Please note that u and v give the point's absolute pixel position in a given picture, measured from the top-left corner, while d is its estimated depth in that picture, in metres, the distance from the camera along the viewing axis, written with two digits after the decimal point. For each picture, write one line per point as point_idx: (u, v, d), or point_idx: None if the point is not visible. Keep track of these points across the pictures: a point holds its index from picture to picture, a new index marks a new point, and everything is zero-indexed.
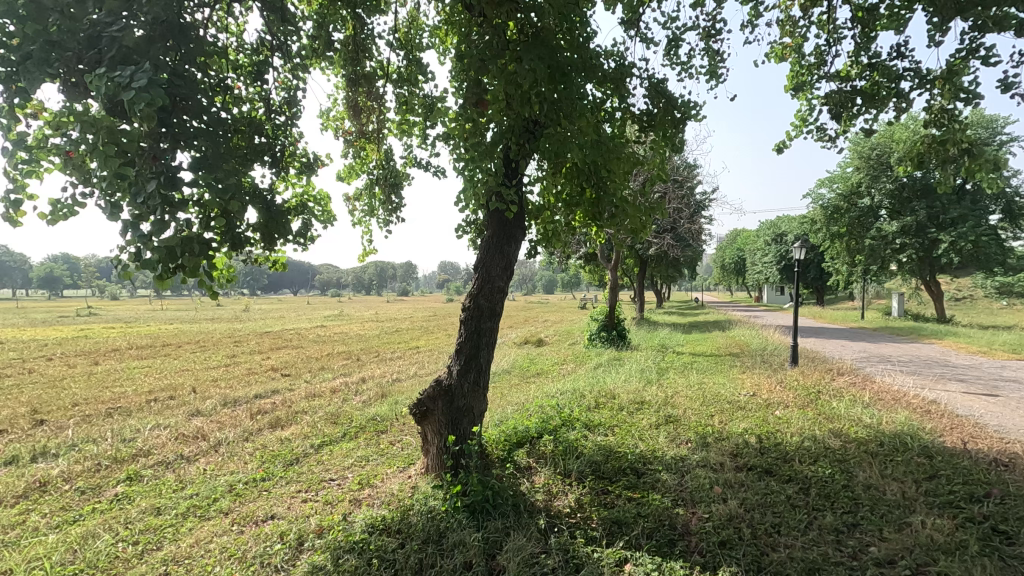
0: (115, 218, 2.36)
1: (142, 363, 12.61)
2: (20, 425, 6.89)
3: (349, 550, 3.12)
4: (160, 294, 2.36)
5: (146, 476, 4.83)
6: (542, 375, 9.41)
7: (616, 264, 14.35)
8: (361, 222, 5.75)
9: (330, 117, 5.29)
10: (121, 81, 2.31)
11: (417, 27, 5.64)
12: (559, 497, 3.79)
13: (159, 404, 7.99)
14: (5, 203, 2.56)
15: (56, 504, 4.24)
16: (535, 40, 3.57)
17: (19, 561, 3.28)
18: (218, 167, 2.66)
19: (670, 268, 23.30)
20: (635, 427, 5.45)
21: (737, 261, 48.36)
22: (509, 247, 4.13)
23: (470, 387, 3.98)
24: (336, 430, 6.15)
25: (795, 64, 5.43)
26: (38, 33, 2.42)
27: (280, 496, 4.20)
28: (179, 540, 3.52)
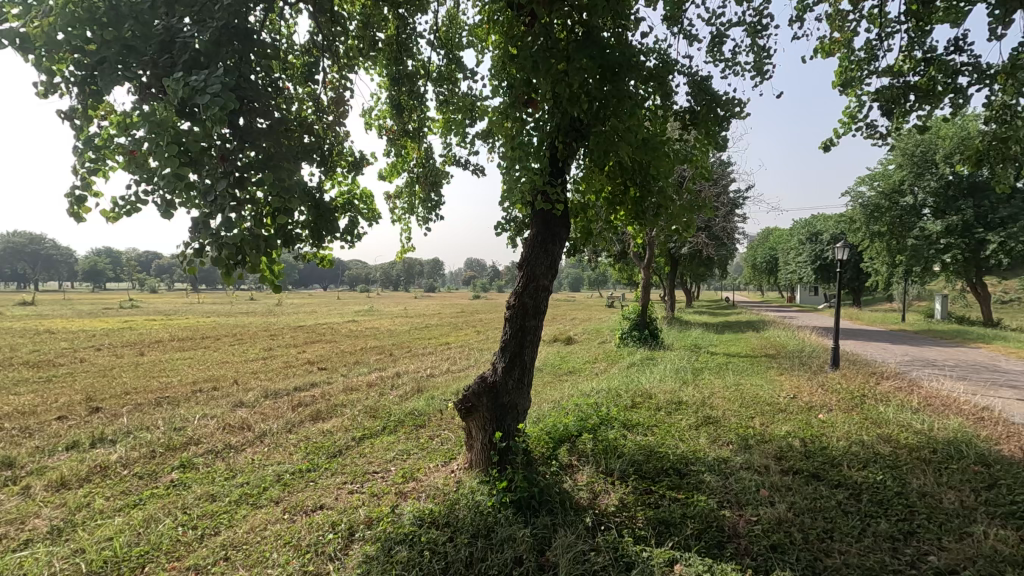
0: (169, 215, 2.42)
1: (185, 354, 13.04)
2: (78, 411, 7.23)
3: (400, 542, 3.19)
4: (224, 289, 2.43)
5: (198, 464, 5.02)
6: (575, 373, 9.40)
7: (648, 262, 14.21)
8: (401, 220, 5.84)
9: (372, 116, 5.38)
10: (195, 85, 2.41)
11: (457, 25, 5.68)
12: (603, 496, 3.81)
13: (204, 395, 8.25)
14: (72, 199, 2.71)
15: (117, 488, 4.45)
16: (584, 38, 3.56)
17: (91, 541, 3.45)
18: (280, 167, 2.72)
19: (702, 267, 22.96)
20: (675, 427, 5.42)
21: (769, 261, 47.34)
22: (554, 245, 4.12)
23: (514, 384, 4.02)
24: (376, 423, 6.28)
25: (844, 60, 5.30)
26: (116, 38, 2.54)
27: (327, 487, 4.31)
28: (235, 527, 3.65)
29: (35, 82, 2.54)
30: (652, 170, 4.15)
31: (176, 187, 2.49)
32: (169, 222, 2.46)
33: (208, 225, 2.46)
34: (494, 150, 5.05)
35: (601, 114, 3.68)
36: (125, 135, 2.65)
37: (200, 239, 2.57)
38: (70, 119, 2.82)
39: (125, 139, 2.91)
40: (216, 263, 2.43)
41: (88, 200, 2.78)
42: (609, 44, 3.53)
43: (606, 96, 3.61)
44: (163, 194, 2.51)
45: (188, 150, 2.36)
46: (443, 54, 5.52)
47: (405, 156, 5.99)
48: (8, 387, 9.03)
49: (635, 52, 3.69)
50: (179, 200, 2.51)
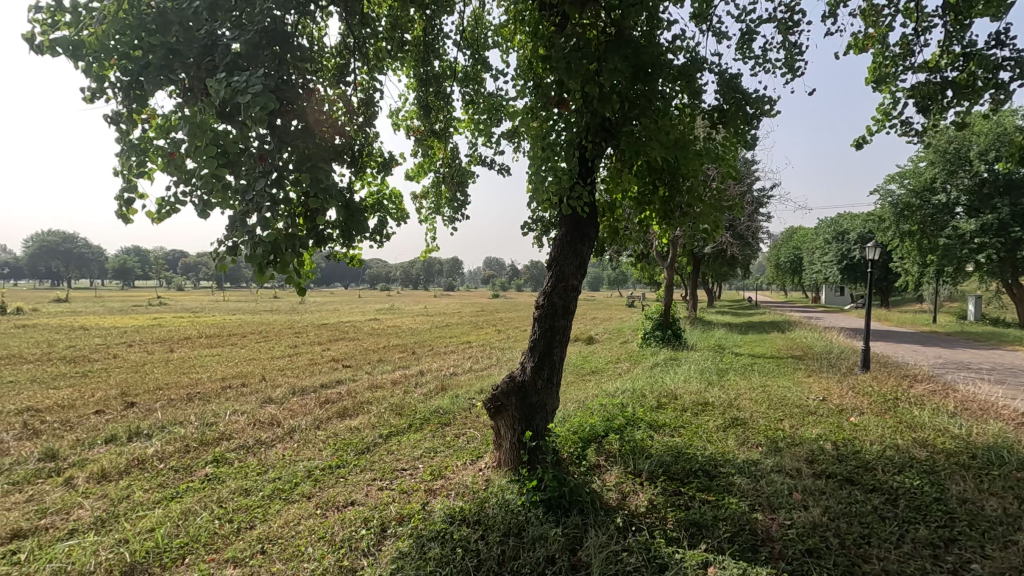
0: (207, 214, 2.47)
1: (213, 351, 13.32)
2: (114, 406, 7.44)
3: (433, 539, 3.22)
4: (256, 287, 2.46)
5: (231, 459, 5.13)
6: (598, 373, 9.38)
7: (671, 262, 14.09)
8: (428, 220, 5.88)
9: (400, 117, 5.43)
10: (237, 86, 2.47)
11: (482, 26, 5.69)
12: (632, 497, 3.80)
13: (233, 391, 8.42)
14: (120, 201, 2.83)
15: (155, 481, 4.58)
16: (617, 39, 3.56)
17: (133, 532, 3.57)
18: (317, 167, 2.75)
19: (725, 266, 22.67)
20: (702, 428, 5.37)
21: (793, 261, 46.53)
22: (583, 245, 4.11)
23: (543, 384, 4.03)
24: (402, 420, 6.35)
25: (878, 56, 5.18)
26: (161, 43, 2.61)
27: (356, 483, 4.38)
28: (270, 521, 3.72)
29: (84, 87, 2.62)
30: (681, 169, 4.11)
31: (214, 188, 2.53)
32: (207, 221, 2.52)
33: (243, 223, 2.50)
34: (520, 150, 5.05)
35: (632, 113, 3.66)
36: (167, 137, 2.72)
37: (235, 238, 2.62)
38: (116, 123, 2.91)
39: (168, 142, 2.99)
40: (249, 261, 2.46)
41: (135, 202, 2.89)
42: (642, 43, 3.51)
43: (637, 97, 3.59)
44: (202, 194, 2.58)
45: (226, 150, 2.40)
46: (469, 54, 5.52)
47: (431, 156, 6.03)
48: (47, 381, 9.34)
49: (664, 51, 3.65)
50: (218, 201, 2.57)
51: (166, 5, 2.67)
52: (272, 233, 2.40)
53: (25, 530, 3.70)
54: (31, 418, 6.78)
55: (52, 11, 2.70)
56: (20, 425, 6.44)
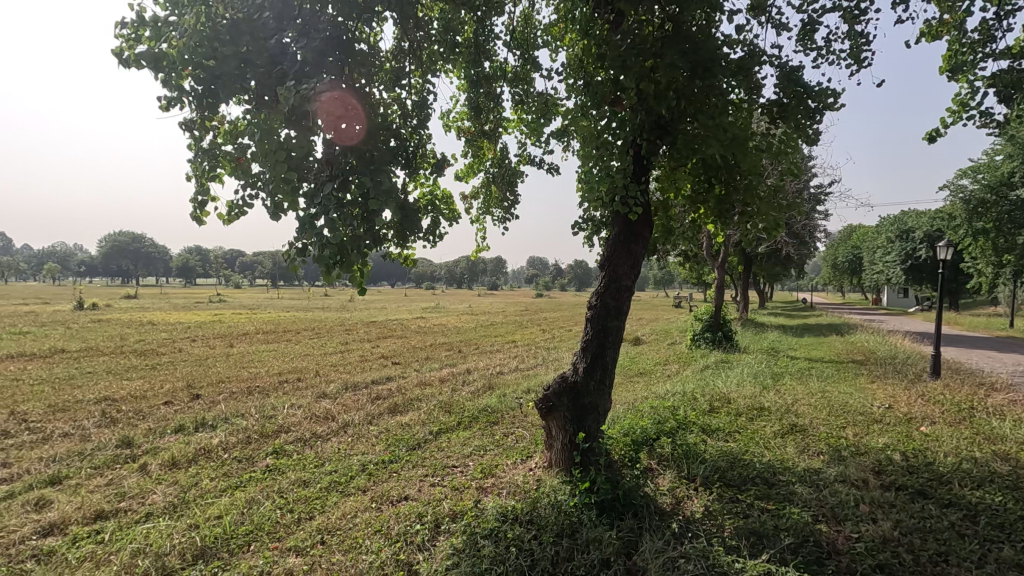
0: (278, 217, 2.60)
1: (269, 346, 13.87)
2: (181, 397, 7.87)
3: (486, 537, 3.25)
4: (324, 286, 2.56)
5: (290, 451, 5.33)
6: (646, 375, 9.22)
7: (722, 262, 13.70)
8: (477, 219, 5.92)
9: (450, 118, 5.49)
10: (307, 93, 2.55)
11: (532, 25, 5.68)
12: (687, 503, 3.71)
13: (290, 385, 8.76)
14: (194, 204, 3.01)
15: (221, 470, 4.81)
16: (674, 34, 3.46)
17: (202, 518, 3.76)
18: (379, 171, 2.81)
19: (778, 266, 21.88)
20: (758, 434, 5.19)
21: (852, 261, 44.42)
22: (637, 245, 4.04)
23: (596, 385, 4.00)
24: (451, 418, 6.43)
25: (954, 43, 4.87)
26: (233, 53, 2.73)
27: (409, 478, 4.46)
28: (328, 512, 3.84)
29: (161, 96, 2.77)
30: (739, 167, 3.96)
31: (285, 192, 2.65)
32: (278, 223, 2.65)
33: (312, 225, 2.62)
34: (570, 149, 5.01)
35: (689, 111, 3.57)
36: (235, 143, 2.85)
37: (304, 239, 2.74)
38: (189, 129, 3.07)
39: (236, 147, 3.13)
40: (317, 262, 2.57)
41: (208, 205, 3.05)
42: (700, 38, 3.41)
43: (696, 94, 3.50)
44: (273, 197, 2.70)
45: (293, 156, 2.50)
46: (518, 54, 5.52)
47: (481, 157, 6.06)
48: (122, 373, 9.97)
49: (722, 44, 3.52)
50: (288, 203, 2.69)
51: (238, 16, 2.79)
52: (338, 236, 2.50)
53: (107, 511, 3.97)
54: (109, 407, 7.25)
55: (135, 27, 2.87)
56: (99, 413, 6.91)
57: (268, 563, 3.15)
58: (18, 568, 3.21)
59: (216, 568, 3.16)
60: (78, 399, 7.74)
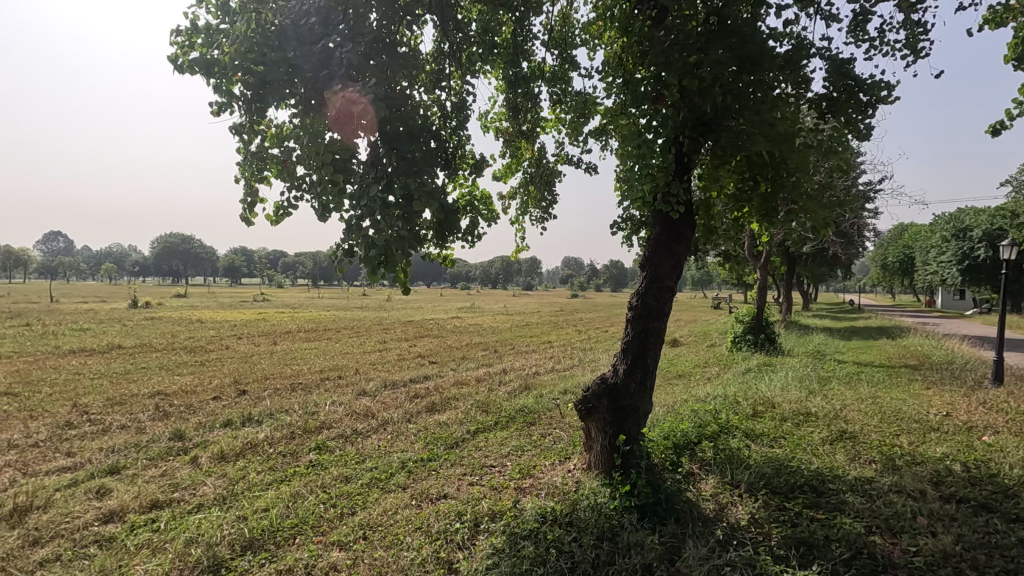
0: (325, 219, 2.66)
1: (310, 344, 14.24)
2: (229, 393, 8.16)
3: (526, 538, 3.24)
4: (370, 286, 2.60)
5: (332, 447, 5.45)
6: (685, 377, 9.04)
7: (765, 262, 13.31)
8: (515, 220, 5.92)
9: (489, 119, 5.50)
10: (352, 97, 2.58)
11: (570, 24, 5.64)
12: (731, 509, 3.62)
13: (331, 382, 8.96)
14: (244, 205, 3.11)
15: (266, 464, 4.96)
16: (721, 31, 3.38)
17: (251, 510, 3.89)
18: (422, 173, 2.83)
19: (824, 267, 21.13)
20: (805, 440, 5.01)
21: (904, 261, 42.51)
22: (679, 245, 3.96)
23: (636, 387, 3.94)
24: (488, 417, 6.46)
25: (1020, 30, 4.59)
26: (281, 58, 2.79)
27: (448, 477, 4.50)
28: (370, 508, 3.90)
29: (212, 101, 2.87)
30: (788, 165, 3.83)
31: (332, 195, 2.71)
32: (325, 224, 2.71)
33: (358, 227, 2.68)
34: (609, 148, 4.95)
35: (736, 107, 3.46)
36: (282, 146, 2.92)
37: (351, 239, 2.80)
38: (239, 133, 3.17)
39: (282, 150, 3.20)
40: (363, 263, 2.63)
41: (257, 207, 3.15)
42: (747, 32, 3.31)
43: (742, 89, 3.39)
44: (320, 199, 2.76)
45: (339, 160, 2.55)
46: (556, 54, 5.49)
47: (519, 157, 6.04)
48: (173, 368, 10.42)
49: (770, 38, 3.41)
50: (334, 204, 2.75)
51: (286, 22, 2.86)
52: (383, 237, 2.54)
53: (162, 501, 4.14)
54: (162, 401, 7.57)
55: (189, 35, 2.99)
56: (154, 407, 7.24)
57: (313, 557, 3.23)
58: (83, 553, 3.38)
59: (264, 559, 3.25)
60: (133, 392, 8.12)
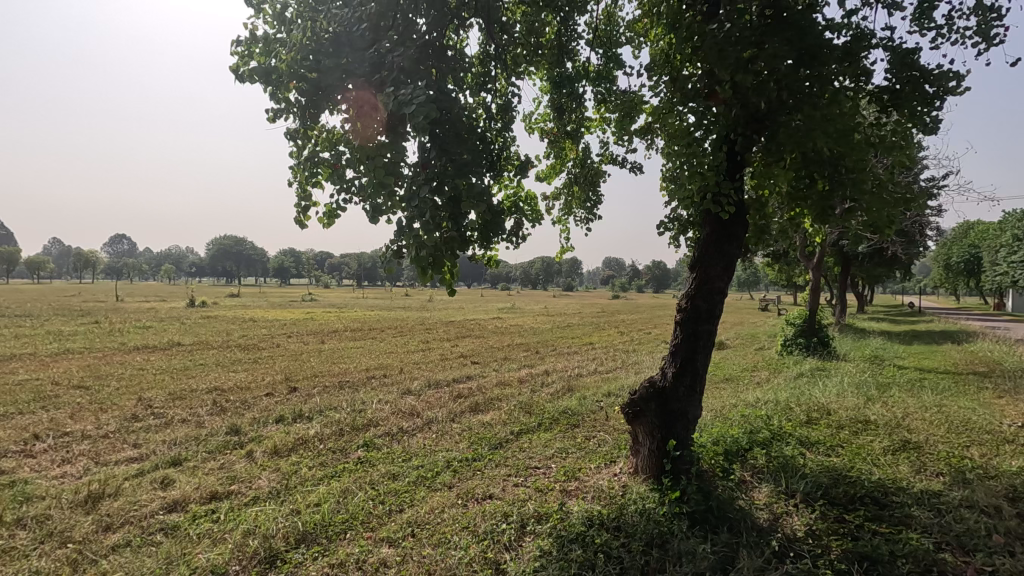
0: (377, 220, 2.71)
1: (356, 343, 14.60)
2: (280, 389, 8.46)
3: (573, 541, 3.22)
4: (420, 286, 2.65)
5: (379, 445, 5.56)
6: (733, 381, 8.80)
7: (818, 263, 12.80)
8: (559, 220, 5.88)
9: (533, 120, 5.49)
10: (404, 98, 2.60)
11: (615, 22, 5.56)
12: (787, 519, 3.49)
13: (376, 381, 9.16)
14: (298, 208, 3.22)
15: (318, 459, 5.11)
16: (777, 24, 3.25)
17: (304, 504, 4.01)
18: (470, 173, 2.83)
19: (881, 267, 20.14)
20: (865, 449, 4.78)
21: (969, 261, 40.04)
22: (731, 246, 3.84)
23: (685, 391, 3.86)
24: (532, 418, 6.46)
25: None
26: (334, 64, 2.85)
27: (493, 477, 4.52)
28: (417, 506, 3.96)
29: (269, 108, 2.98)
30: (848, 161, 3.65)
31: (384, 197, 2.75)
32: (376, 226, 2.77)
33: (409, 227, 2.72)
34: (655, 147, 4.86)
35: (793, 102, 3.32)
36: (332, 150, 3.00)
37: (401, 240, 2.84)
38: (293, 139, 3.28)
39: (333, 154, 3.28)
40: (414, 263, 2.68)
41: (310, 209, 3.25)
42: (804, 25, 3.18)
43: (800, 83, 3.25)
44: (371, 201, 2.81)
45: (389, 161, 2.59)
46: (601, 53, 5.43)
47: (563, 157, 6.00)
48: (229, 365, 10.87)
49: (829, 29, 3.25)
50: (385, 206, 2.79)
51: (339, 29, 2.93)
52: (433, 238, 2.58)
53: (220, 493, 4.33)
54: (219, 397, 7.92)
55: (248, 45, 3.11)
56: (212, 402, 7.57)
57: (363, 552, 3.30)
58: (150, 540, 3.57)
59: (317, 553, 3.34)
60: (193, 388, 8.52)
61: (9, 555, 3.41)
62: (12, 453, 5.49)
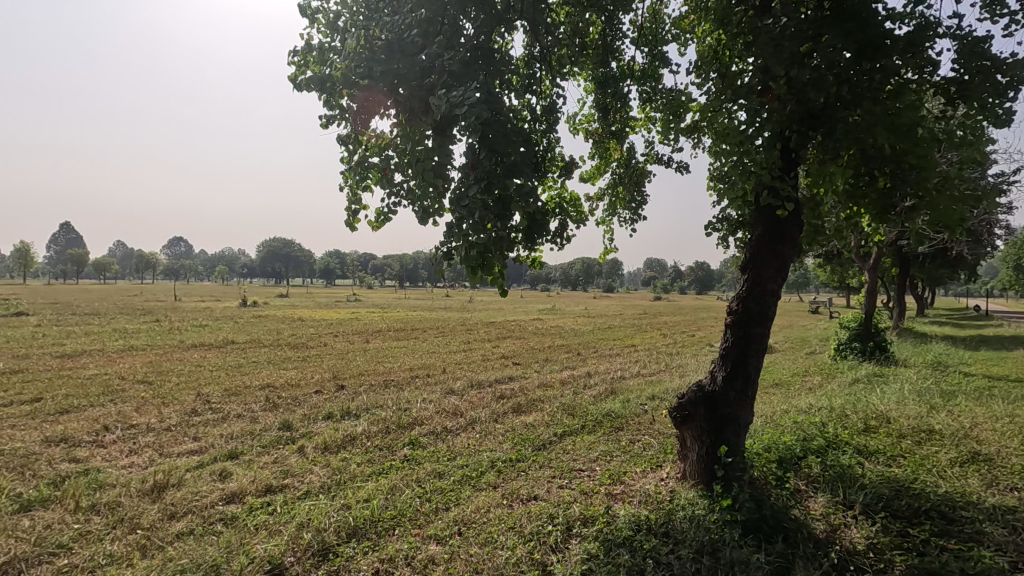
0: (426, 221, 2.76)
1: (400, 343, 14.88)
2: (329, 387, 8.71)
3: (621, 545, 3.18)
4: (469, 286, 2.69)
5: (424, 443, 5.65)
6: (783, 386, 8.51)
7: (876, 264, 12.22)
8: (604, 221, 5.81)
9: (576, 120, 5.46)
10: (455, 100, 2.62)
11: (661, 19, 5.46)
12: (845, 531, 3.36)
13: (420, 380, 9.31)
14: (349, 212, 3.32)
15: (366, 456, 5.24)
16: (835, 16, 3.12)
17: (354, 500, 4.12)
18: (521, 172, 2.84)
19: (944, 268, 19.05)
20: (929, 460, 4.54)
21: None
22: (784, 247, 3.71)
23: (736, 396, 3.76)
24: (575, 421, 6.42)
25: None
26: (386, 69, 2.90)
27: (537, 478, 4.53)
28: (462, 505, 4.01)
29: (322, 115, 3.08)
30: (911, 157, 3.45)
31: (432, 199, 2.80)
32: (426, 227, 2.82)
33: (459, 229, 2.76)
34: (703, 146, 4.75)
35: (853, 96, 3.17)
36: (382, 155, 3.07)
37: (450, 241, 2.89)
38: (345, 145, 3.38)
39: (383, 158, 3.35)
40: (464, 263, 2.72)
41: (360, 213, 3.34)
42: (866, 17, 3.03)
43: (860, 77, 3.10)
44: (420, 203, 2.87)
45: (438, 162, 2.64)
46: (646, 51, 5.34)
47: (607, 158, 5.94)
48: (280, 363, 11.28)
49: (892, 19, 3.07)
50: (434, 208, 2.84)
51: (391, 35, 2.98)
52: (481, 239, 2.61)
53: (275, 486, 4.50)
54: (271, 393, 8.22)
55: (304, 54, 3.23)
56: (264, 398, 7.86)
57: (412, 548, 3.36)
58: (211, 529, 3.74)
59: (367, 548, 3.43)
60: (247, 384, 8.87)
61: (86, 538, 3.64)
62: (85, 442, 5.86)
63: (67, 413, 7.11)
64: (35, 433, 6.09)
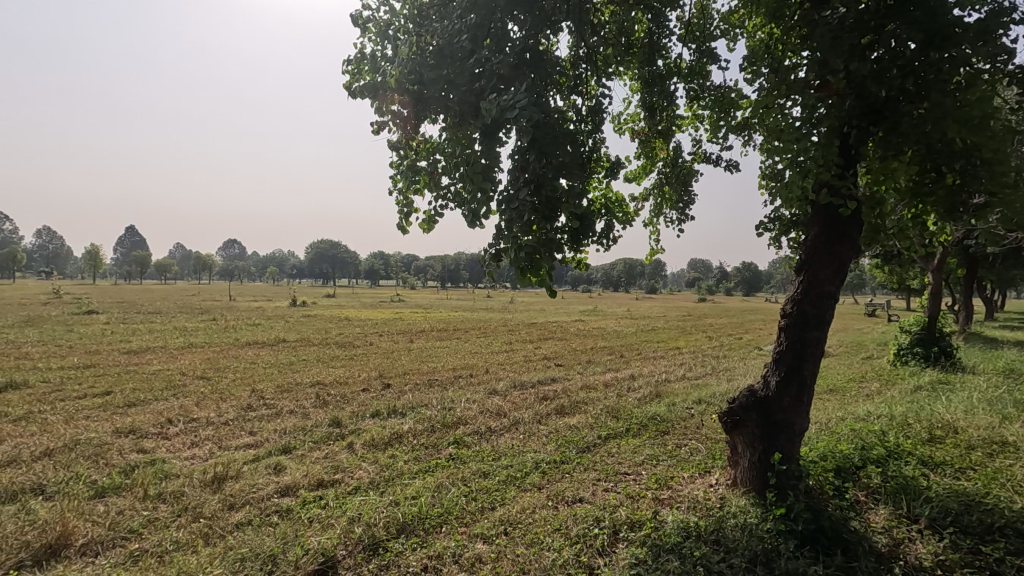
0: (476, 223, 2.79)
1: (443, 343, 15.08)
2: (375, 386, 8.92)
3: (670, 551, 3.14)
4: (518, 287, 2.72)
5: (469, 443, 5.71)
6: (838, 392, 8.16)
7: (940, 264, 11.55)
8: (650, 222, 5.72)
9: (621, 120, 5.40)
10: (505, 103, 2.64)
11: (709, 15, 5.34)
12: (910, 547, 3.20)
13: (463, 380, 9.40)
14: (400, 215, 3.39)
15: (412, 454, 5.34)
16: (899, 6, 2.97)
17: (402, 497, 4.20)
18: (570, 174, 2.83)
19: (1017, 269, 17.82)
20: (1003, 473, 4.26)
21: None
22: (843, 247, 3.56)
23: (791, 401, 3.63)
24: (619, 423, 6.35)
25: None
26: (435, 74, 2.95)
27: (582, 480, 4.50)
28: (508, 505, 4.03)
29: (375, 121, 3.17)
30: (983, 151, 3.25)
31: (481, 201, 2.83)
32: (475, 229, 2.85)
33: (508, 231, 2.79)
34: (753, 144, 4.61)
35: (920, 89, 3.01)
36: (433, 159, 3.12)
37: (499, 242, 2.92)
38: (396, 150, 3.46)
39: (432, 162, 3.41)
40: (513, 264, 2.74)
41: (411, 216, 3.41)
42: (933, 5, 2.87)
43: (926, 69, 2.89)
44: (470, 206, 2.90)
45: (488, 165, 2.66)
46: (694, 48, 5.24)
47: (653, 157, 5.85)
48: (329, 361, 11.62)
49: (963, 6, 2.88)
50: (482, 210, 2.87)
51: (441, 42, 3.03)
52: (530, 241, 2.62)
53: (326, 480, 4.65)
54: (320, 391, 8.48)
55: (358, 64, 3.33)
56: (314, 395, 8.12)
57: (459, 547, 3.40)
58: (268, 521, 3.89)
59: (416, 544, 3.49)
60: (298, 382, 9.19)
61: (154, 525, 3.86)
62: (151, 434, 6.20)
63: (134, 407, 7.55)
64: (106, 425, 6.49)
